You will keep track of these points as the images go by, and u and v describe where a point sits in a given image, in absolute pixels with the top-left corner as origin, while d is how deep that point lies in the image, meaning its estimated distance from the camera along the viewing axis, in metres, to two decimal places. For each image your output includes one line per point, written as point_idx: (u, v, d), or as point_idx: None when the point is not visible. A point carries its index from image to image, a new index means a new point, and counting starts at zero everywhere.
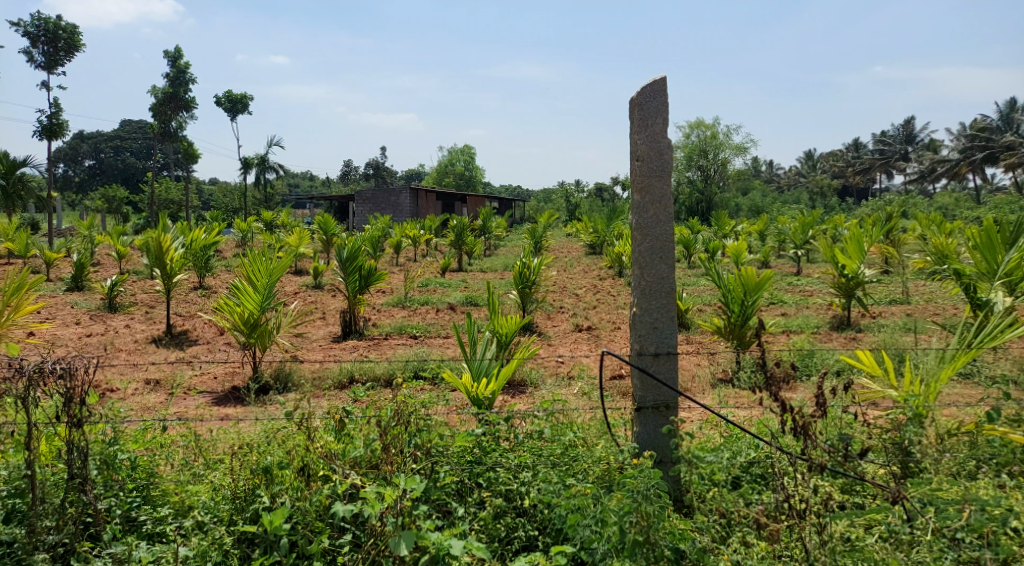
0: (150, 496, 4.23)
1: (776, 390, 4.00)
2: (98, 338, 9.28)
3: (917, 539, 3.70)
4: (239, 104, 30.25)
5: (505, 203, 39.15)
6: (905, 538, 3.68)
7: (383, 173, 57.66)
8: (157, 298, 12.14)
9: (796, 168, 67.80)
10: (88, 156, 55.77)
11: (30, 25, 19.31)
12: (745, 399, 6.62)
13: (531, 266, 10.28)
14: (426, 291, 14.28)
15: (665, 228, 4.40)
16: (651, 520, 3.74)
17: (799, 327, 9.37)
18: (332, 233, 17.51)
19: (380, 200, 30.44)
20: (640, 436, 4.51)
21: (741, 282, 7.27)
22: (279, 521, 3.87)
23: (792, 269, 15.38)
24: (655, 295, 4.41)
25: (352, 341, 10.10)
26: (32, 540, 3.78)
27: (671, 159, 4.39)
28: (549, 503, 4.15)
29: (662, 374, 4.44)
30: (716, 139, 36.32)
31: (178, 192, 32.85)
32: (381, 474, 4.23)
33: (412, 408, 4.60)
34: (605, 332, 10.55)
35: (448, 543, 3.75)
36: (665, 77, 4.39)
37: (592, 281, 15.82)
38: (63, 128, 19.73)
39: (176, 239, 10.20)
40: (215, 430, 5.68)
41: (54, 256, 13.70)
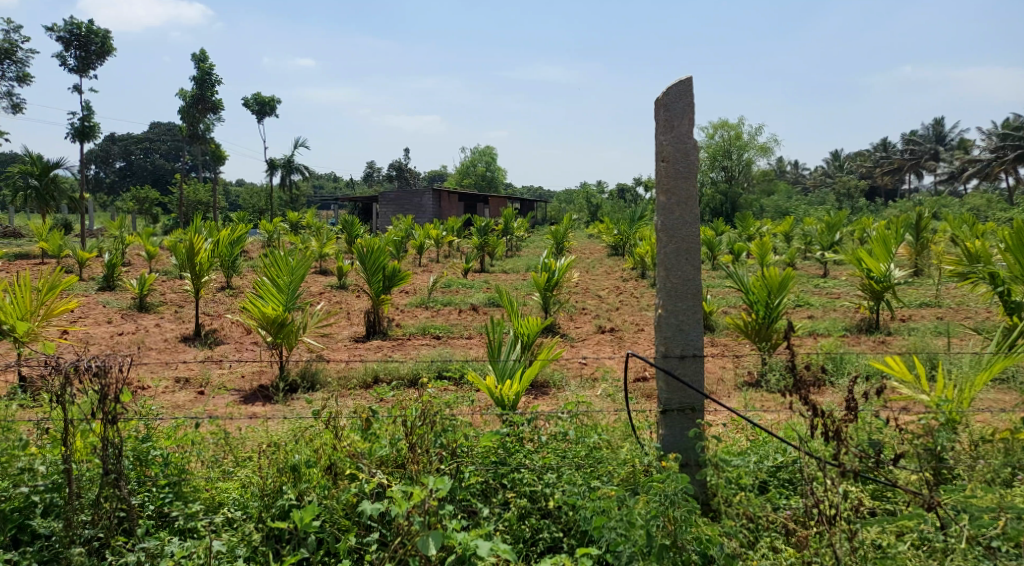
0: (181, 492, 4.28)
1: (806, 394, 3.98)
2: (129, 337, 9.42)
3: (951, 547, 3.66)
4: (267, 107, 30.56)
5: (528, 203, 39.27)
6: (938, 546, 3.64)
7: (407, 174, 57.98)
8: (186, 297, 12.30)
9: (823, 169, 67.12)
10: (118, 158, 56.55)
11: (63, 30, 19.63)
12: (771, 403, 6.59)
13: (554, 267, 10.31)
14: (449, 292, 14.36)
15: (691, 229, 4.40)
16: (678, 524, 3.78)
17: (826, 330, 9.30)
18: (356, 233, 17.64)
19: (403, 201, 30.58)
20: (665, 438, 4.49)
21: (764, 283, 7.25)
22: (309, 519, 3.93)
23: (818, 272, 15.27)
24: (681, 296, 4.41)
25: (376, 341, 10.17)
26: (69, 534, 3.86)
27: (697, 160, 4.39)
28: (575, 504, 4.19)
29: (688, 376, 4.44)
30: (741, 139, 36.04)
31: (205, 194, 33.22)
32: (407, 473, 4.28)
33: (438, 407, 4.61)
34: (629, 334, 10.53)
35: (475, 544, 3.79)
36: (691, 77, 4.39)
37: (615, 283, 15.83)
38: (95, 130, 20.03)
39: (205, 240, 10.33)
40: (244, 429, 5.75)
41: (86, 256, 13.94)
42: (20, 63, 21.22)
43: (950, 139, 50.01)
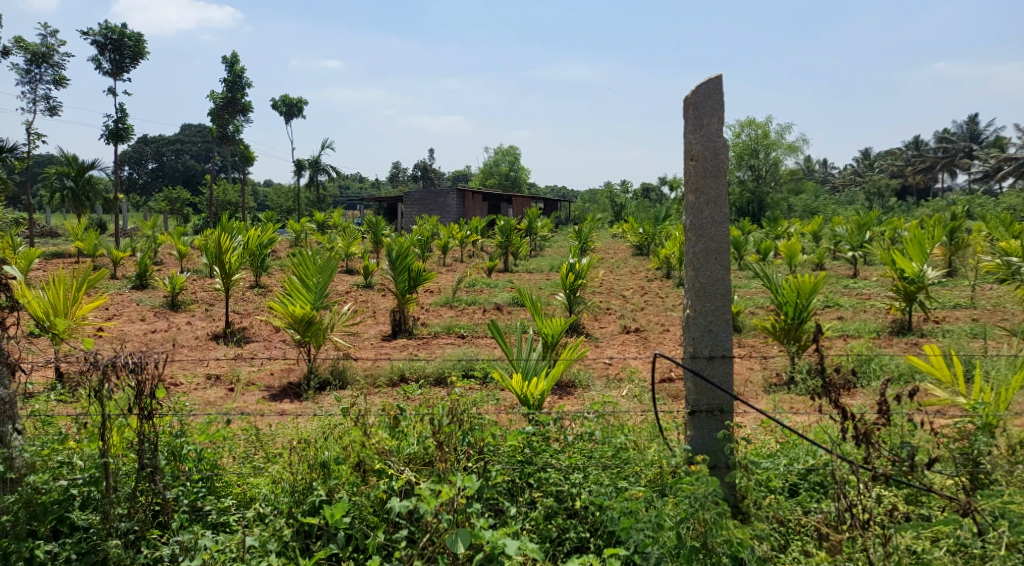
0: (214, 487, 4.37)
1: (836, 396, 3.97)
2: (161, 334, 9.56)
3: (990, 553, 3.61)
4: (295, 108, 30.79)
5: (551, 203, 39.30)
6: (975, 552, 3.60)
7: (432, 175, 58.19)
8: (215, 295, 12.46)
9: (853, 168, 66.42)
10: (150, 160, 57.37)
11: (98, 34, 19.95)
12: (800, 404, 6.55)
13: (578, 267, 10.31)
14: (473, 291, 14.40)
15: (720, 228, 4.39)
16: (707, 526, 3.75)
17: (856, 332, 9.22)
18: (382, 233, 17.73)
19: (428, 202, 30.74)
20: (694, 440, 4.48)
21: (793, 285, 7.20)
22: (340, 515, 3.99)
23: (847, 272, 15.13)
24: (710, 297, 4.41)
25: (402, 340, 10.23)
26: (106, 527, 3.92)
27: (726, 159, 4.38)
28: (602, 505, 4.22)
29: (717, 377, 4.44)
30: (768, 138, 35.78)
31: (234, 194, 33.61)
32: (434, 470, 4.31)
33: (465, 406, 4.64)
34: (654, 335, 10.51)
35: (503, 542, 3.81)
36: (721, 75, 4.39)
37: (639, 282, 15.76)
38: (129, 132, 20.32)
39: (235, 240, 10.45)
40: (273, 425, 5.82)
41: (120, 255, 14.16)
42: (57, 66, 21.57)
43: (983, 137, 49.24)
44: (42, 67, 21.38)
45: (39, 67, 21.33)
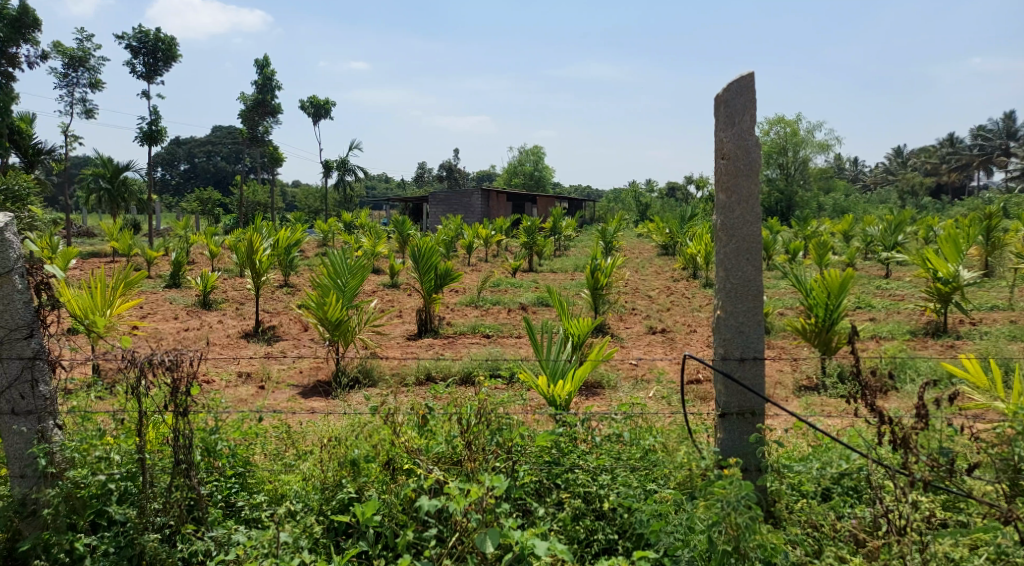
0: (247, 483, 4.44)
1: (873, 400, 3.93)
2: (194, 333, 9.68)
3: None
4: (322, 110, 31.03)
5: (576, 203, 39.33)
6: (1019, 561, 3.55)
7: (457, 175, 58.35)
8: (246, 295, 12.60)
9: (885, 166, 65.57)
10: (182, 161, 58.14)
11: (132, 39, 20.25)
12: (832, 407, 6.50)
13: (604, 268, 10.30)
14: (498, 291, 14.43)
15: (751, 228, 4.37)
16: (741, 531, 3.71)
17: (889, 333, 9.13)
18: (407, 233, 17.83)
19: (453, 202, 30.89)
20: (724, 442, 4.47)
21: (824, 284, 7.13)
22: (371, 513, 4.04)
23: (879, 273, 14.95)
24: (741, 298, 4.39)
25: (428, 339, 10.29)
26: (143, 521, 4.00)
27: (758, 158, 4.36)
28: (630, 506, 4.25)
29: (747, 380, 4.43)
30: (797, 136, 35.51)
31: (263, 194, 33.95)
32: (463, 470, 4.33)
33: (493, 406, 4.65)
34: (681, 336, 10.47)
35: (532, 543, 3.82)
36: (753, 73, 4.37)
37: (666, 283, 15.72)
38: (162, 134, 20.60)
39: (265, 240, 10.55)
40: (303, 423, 5.88)
41: (154, 255, 14.37)
42: (93, 70, 21.91)
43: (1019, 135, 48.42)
44: (79, 71, 21.71)
45: (76, 71, 21.67)
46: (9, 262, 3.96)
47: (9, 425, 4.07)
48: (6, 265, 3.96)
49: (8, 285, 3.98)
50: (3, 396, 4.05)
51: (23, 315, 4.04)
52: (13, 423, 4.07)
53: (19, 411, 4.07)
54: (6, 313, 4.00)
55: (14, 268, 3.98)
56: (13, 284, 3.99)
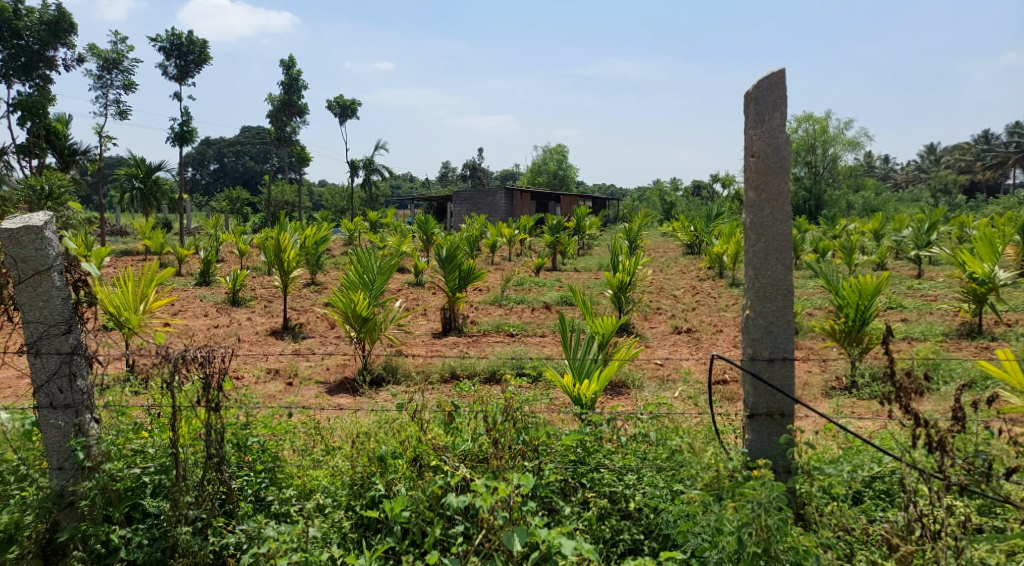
0: (276, 478, 4.45)
1: (908, 402, 3.89)
2: (223, 330, 9.78)
3: None
4: (349, 110, 31.20)
5: (601, 202, 39.31)
6: None
7: (482, 174, 58.43)
8: (274, 292, 12.71)
9: (916, 165, 64.74)
10: (212, 161, 58.78)
11: (165, 41, 20.50)
12: (862, 409, 6.43)
13: (629, 268, 10.27)
14: (522, 290, 14.44)
15: (782, 227, 4.34)
16: (771, 533, 3.73)
17: (921, 335, 9.03)
18: (431, 232, 17.89)
19: (477, 201, 31.01)
20: (752, 443, 4.46)
21: (857, 287, 7.05)
22: (399, 509, 4.05)
23: (910, 273, 14.77)
24: (770, 297, 4.36)
25: (452, 337, 10.32)
26: (176, 514, 4.02)
27: (788, 156, 4.34)
28: (657, 507, 4.25)
29: (777, 380, 4.40)
30: (826, 133, 35.20)
31: (291, 194, 34.23)
32: (490, 467, 4.33)
33: (520, 405, 4.67)
34: (707, 335, 10.42)
35: (559, 541, 3.81)
36: (784, 70, 4.34)
37: (691, 282, 15.64)
38: (193, 134, 20.81)
39: (293, 239, 10.63)
40: (331, 419, 5.92)
41: (184, 253, 14.53)
42: (127, 72, 22.20)
43: None
44: (113, 73, 21.99)
45: (110, 73, 21.96)
46: (48, 260, 4.03)
47: (47, 419, 4.15)
48: (45, 262, 4.03)
49: (47, 283, 4.05)
50: (41, 390, 4.12)
51: (61, 311, 4.10)
52: (50, 417, 4.14)
53: (56, 405, 4.14)
54: (45, 309, 4.07)
55: (53, 266, 4.05)
56: (52, 281, 4.06)
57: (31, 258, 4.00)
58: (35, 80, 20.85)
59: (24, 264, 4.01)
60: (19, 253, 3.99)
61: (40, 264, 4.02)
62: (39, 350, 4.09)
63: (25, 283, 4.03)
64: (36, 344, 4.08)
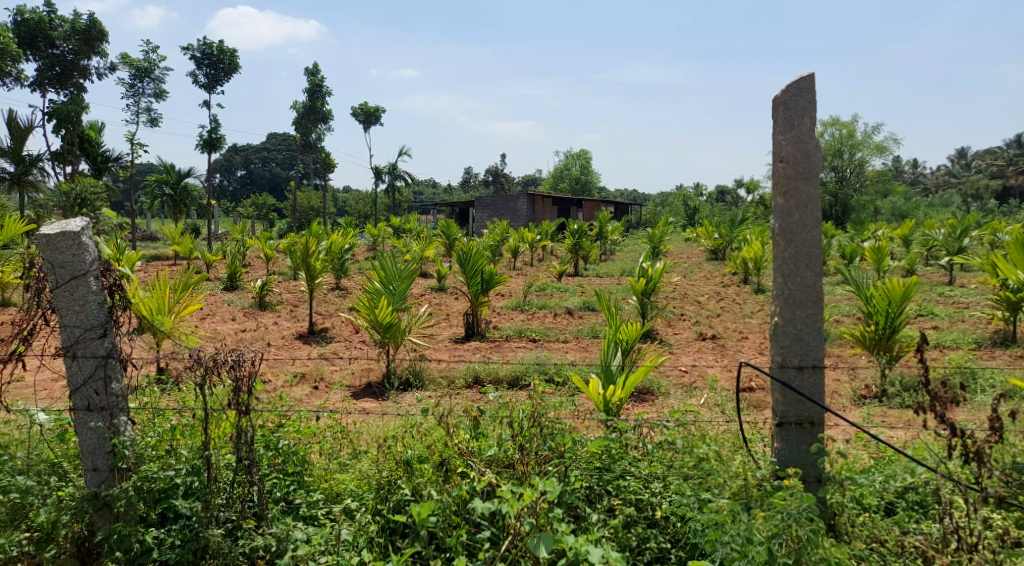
0: (304, 481, 4.47)
1: (944, 411, 3.85)
2: (250, 334, 9.85)
3: None
4: (373, 116, 31.36)
5: (623, 207, 39.19)
6: None
7: (504, 180, 58.48)
8: (300, 297, 12.78)
9: (947, 170, 63.91)
10: (239, 167, 59.37)
11: (196, 50, 20.74)
12: (894, 418, 6.35)
13: (653, 273, 10.22)
14: (544, 295, 14.41)
15: (811, 233, 4.30)
16: (802, 544, 3.76)
17: (954, 342, 8.90)
18: (454, 237, 17.91)
19: (499, 206, 31.03)
20: (781, 452, 4.42)
21: (885, 292, 6.97)
22: (426, 514, 4.02)
23: (941, 279, 14.56)
24: (799, 304, 4.32)
25: (475, 343, 10.30)
26: (207, 515, 4.06)
27: (817, 161, 4.30)
28: (684, 516, 4.20)
29: (806, 389, 4.36)
30: (854, 138, 34.83)
31: (317, 200, 34.48)
32: (516, 474, 4.31)
33: (545, 411, 4.66)
34: (732, 342, 10.34)
35: (586, 549, 3.79)
36: (813, 74, 4.31)
37: (716, 288, 15.55)
38: (221, 141, 21.01)
39: (319, 244, 10.68)
40: (357, 423, 5.94)
41: (212, 258, 14.66)
42: (158, 80, 22.46)
43: None
44: (144, 81, 22.29)
45: (142, 82, 22.27)
46: (85, 265, 4.09)
47: (84, 421, 4.18)
48: (82, 267, 4.08)
49: (83, 287, 4.10)
50: (78, 392, 4.16)
51: (97, 315, 4.15)
52: (86, 418, 4.18)
53: (92, 407, 4.18)
54: (82, 313, 4.11)
55: (89, 271, 4.11)
56: (89, 285, 4.11)
57: (68, 263, 4.06)
58: (69, 88, 21.20)
59: (61, 269, 4.06)
60: (57, 259, 4.04)
61: (77, 269, 4.07)
62: (76, 353, 4.13)
63: (63, 288, 4.08)
64: (72, 347, 4.13)
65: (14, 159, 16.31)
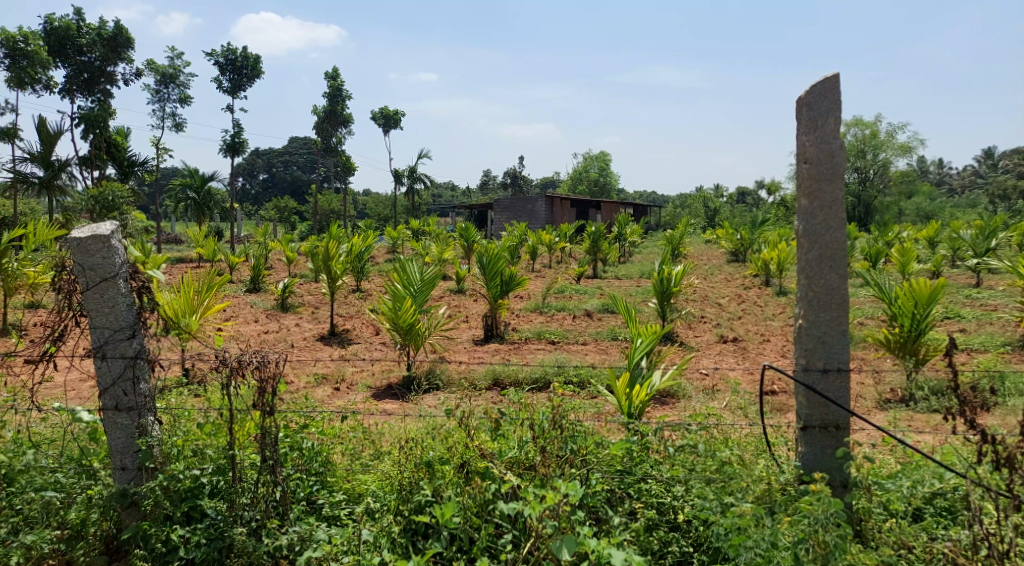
0: (327, 482, 4.48)
1: (974, 416, 3.79)
2: (273, 335, 9.90)
3: None
4: (392, 120, 31.46)
5: (642, 209, 39.07)
6: None
7: (523, 182, 58.46)
8: (321, 300, 12.84)
9: (974, 170, 63.15)
10: (261, 170, 59.86)
11: (220, 56, 20.91)
12: (921, 423, 6.27)
13: (674, 276, 10.17)
14: (564, 297, 14.38)
15: (836, 234, 4.26)
16: (829, 549, 3.69)
17: (982, 346, 8.78)
18: (473, 239, 17.92)
19: (517, 208, 31.02)
20: (806, 456, 4.38)
21: (912, 294, 6.88)
22: (449, 515, 4.01)
23: (967, 281, 14.38)
24: (823, 307, 4.28)
25: (494, 345, 10.30)
26: (232, 515, 4.10)
27: (842, 161, 4.26)
28: (707, 520, 4.14)
29: (831, 392, 4.31)
30: (877, 138, 34.52)
31: (337, 203, 34.67)
32: (538, 475, 4.29)
33: (567, 414, 4.64)
34: (754, 344, 10.27)
35: (608, 552, 3.77)
36: (838, 74, 4.27)
37: (736, 290, 15.45)
38: (244, 145, 21.15)
39: (340, 246, 10.72)
40: (379, 424, 5.96)
41: (235, 261, 14.77)
42: (182, 85, 22.66)
43: None
44: (169, 87, 22.50)
45: (167, 87, 22.47)
46: (115, 268, 4.11)
47: (112, 420, 4.22)
48: (112, 270, 4.11)
49: (112, 289, 4.13)
50: (107, 392, 4.20)
51: (126, 317, 4.18)
52: (115, 418, 4.21)
53: (121, 407, 4.21)
54: (111, 315, 4.15)
55: (119, 273, 4.14)
56: (118, 287, 4.14)
57: (98, 266, 4.09)
58: (96, 94, 21.43)
59: (91, 271, 4.09)
60: (87, 261, 4.07)
61: (107, 271, 4.10)
62: (105, 353, 4.16)
63: (92, 290, 4.11)
64: (101, 348, 4.16)
65: (42, 163, 16.51)
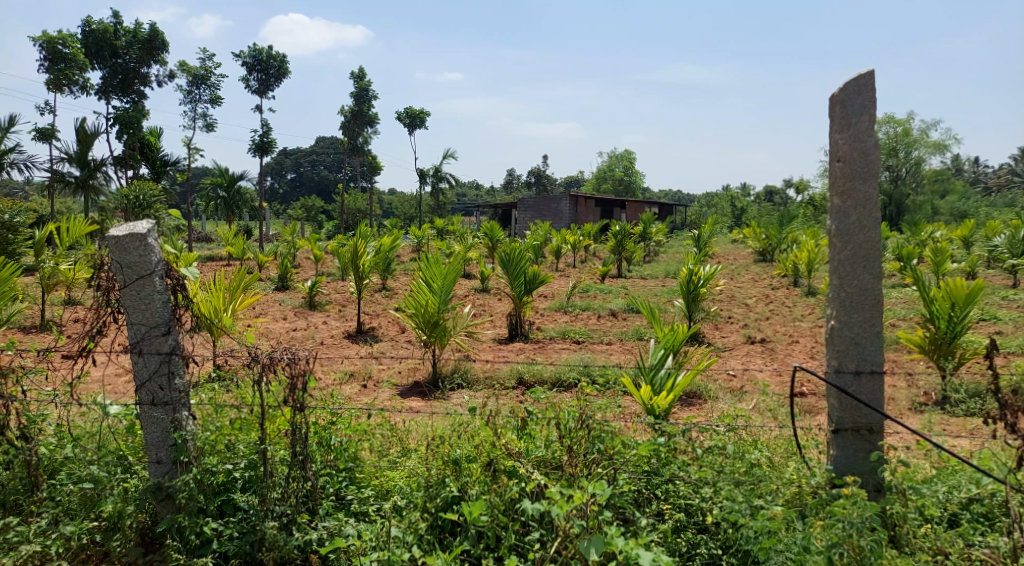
0: (355, 478, 4.49)
1: (1013, 419, 3.73)
2: (301, 333, 9.96)
3: None
4: (418, 120, 31.54)
5: (668, 208, 38.87)
6: None
7: (548, 181, 58.37)
8: (348, 298, 12.90)
9: (1009, 168, 62.16)
10: (289, 170, 60.37)
11: (248, 56, 21.08)
12: (957, 426, 6.16)
13: (701, 275, 10.08)
14: (589, 297, 14.33)
15: (869, 234, 4.20)
16: (864, 554, 3.65)
17: (1019, 349, 8.61)
18: (498, 239, 17.92)
19: (542, 207, 30.93)
20: (838, 458, 4.32)
21: (949, 295, 6.76)
22: (477, 513, 3.99)
23: (1003, 282, 14.12)
24: (857, 308, 4.21)
25: (519, 344, 10.29)
26: (263, 509, 4.12)
27: (877, 160, 4.19)
28: (736, 523, 4.02)
29: (864, 394, 4.25)
30: (910, 136, 34.09)
31: (364, 202, 34.85)
32: (565, 475, 4.28)
33: (594, 414, 4.60)
34: (782, 345, 10.17)
35: (637, 553, 3.73)
36: (872, 71, 4.20)
37: (764, 290, 15.30)
38: (273, 144, 21.29)
39: (368, 245, 10.75)
40: (405, 422, 5.96)
41: (264, 260, 14.89)
42: (213, 86, 22.87)
43: None
44: (201, 88, 22.73)
45: (198, 88, 22.70)
46: (150, 265, 4.15)
47: (148, 414, 4.25)
48: (148, 267, 4.14)
49: (149, 287, 4.16)
50: (143, 387, 4.23)
51: (162, 314, 4.21)
52: (151, 412, 4.25)
53: (156, 401, 4.25)
54: (147, 311, 4.18)
55: (155, 271, 4.17)
56: (154, 285, 4.17)
57: (135, 263, 4.12)
58: (131, 96, 21.70)
59: (129, 269, 4.13)
60: (124, 259, 4.11)
61: (143, 269, 4.13)
62: (141, 349, 4.20)
63: (129, 287, 4.15)
64: (138, 344, 4.20)
65: (79, 163, 16.78)
